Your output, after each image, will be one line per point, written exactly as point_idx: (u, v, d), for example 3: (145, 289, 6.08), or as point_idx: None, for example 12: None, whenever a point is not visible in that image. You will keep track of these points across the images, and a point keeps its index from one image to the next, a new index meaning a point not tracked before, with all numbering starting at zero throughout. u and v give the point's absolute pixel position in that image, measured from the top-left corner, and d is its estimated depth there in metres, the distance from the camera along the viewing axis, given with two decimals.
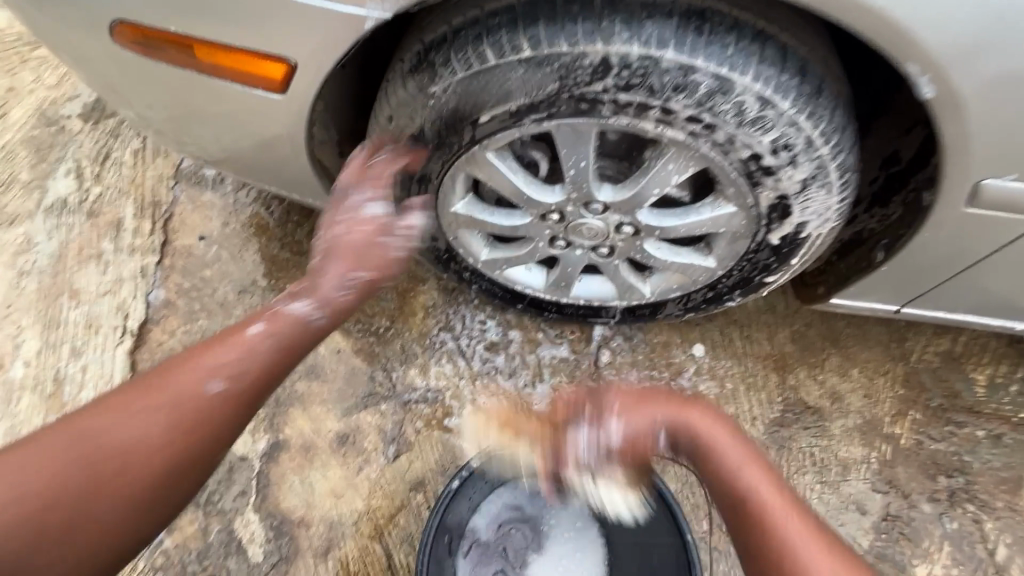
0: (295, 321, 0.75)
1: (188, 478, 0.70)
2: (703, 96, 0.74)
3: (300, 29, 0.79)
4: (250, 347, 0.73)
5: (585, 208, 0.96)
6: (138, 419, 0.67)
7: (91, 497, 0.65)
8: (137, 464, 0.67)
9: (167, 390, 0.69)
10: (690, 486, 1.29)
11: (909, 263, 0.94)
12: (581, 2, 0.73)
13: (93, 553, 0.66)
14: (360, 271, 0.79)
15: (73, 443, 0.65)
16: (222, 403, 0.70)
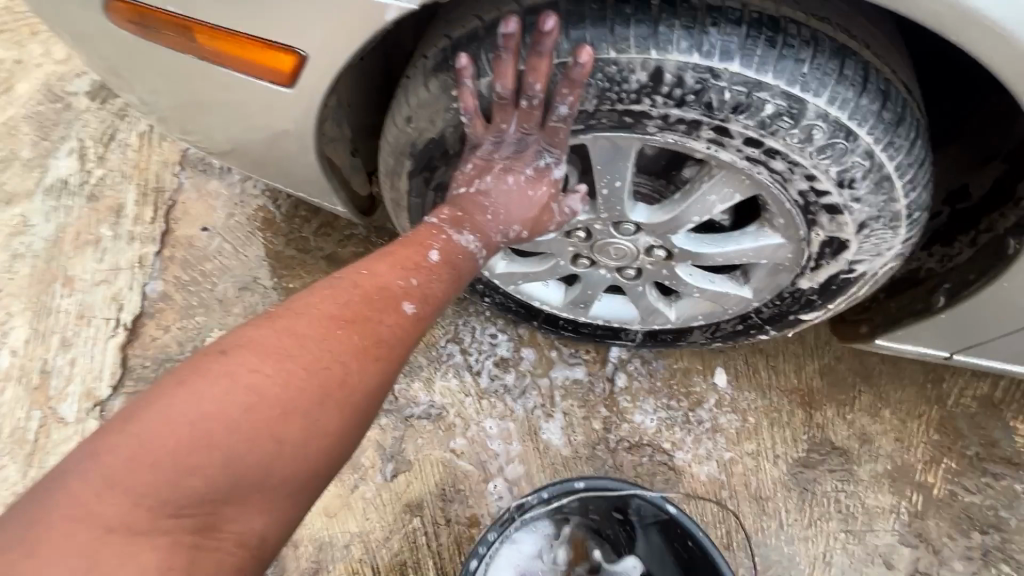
0: (462, 254, 0.73)
1: (380, 403, 0.64)
2: (767, 118, 0.65)
3: (307, 18, 0.70)
4: (433, 265, 0.70)
5: (615, 227, 0.88)
6: (335, 333, 0.61)
7: (288, 416, 0.56)
8: (340, 382, 0.59)
9: (362, 303, 0.64)
10: (703, 528, 1.22)
11: (972, 313, 0.84)
12: (636, 2, 0.64)
13: (293, 492, 0.57)
14: (516, 227, 0.77)
15: (267, 358, 0.57)
16: (418, 317, 0.66)
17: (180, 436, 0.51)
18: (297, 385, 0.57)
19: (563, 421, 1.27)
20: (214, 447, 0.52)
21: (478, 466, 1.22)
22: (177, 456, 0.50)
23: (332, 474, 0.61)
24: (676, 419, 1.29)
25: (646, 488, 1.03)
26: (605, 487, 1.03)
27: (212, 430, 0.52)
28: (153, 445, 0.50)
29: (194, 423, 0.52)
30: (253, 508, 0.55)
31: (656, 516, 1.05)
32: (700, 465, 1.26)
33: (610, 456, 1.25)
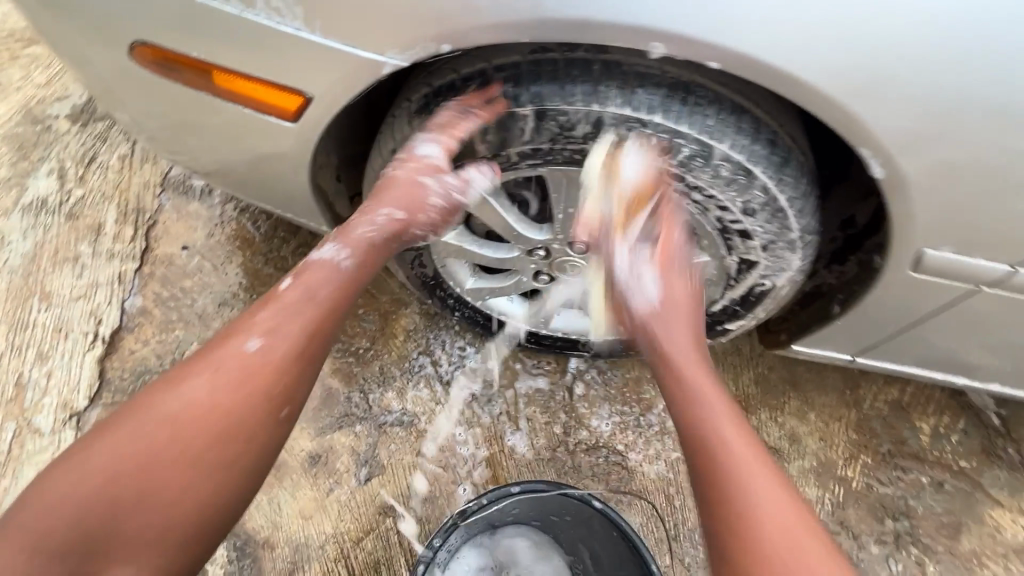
0: (329, 279, 0.88)
1: (246, 444, 0.78)
2: (681, 158, 0.83)
3: (313, 66, 0.81)
4: (290, 309, 0.84)
5: (570, 246, 1.03)
6: (187, 391, 0.77)
7: (154, 459, 0.73)
8: (197, 429, 0.75)
9: (215, 366, 0.79)
10: (654, 521, 1.34)
11: (861, 317, 1.03)
12: (580, 65, 0.79)
13: (173, 526, 0.72)
14: (392, 212, 0.93)
15: (146, 416, 0.76)
16: (272, 362, 0.80)
17: (77, 485, 0.70)
18: (160, 434, 0.74)
19: (527, 426, 1.37)
20: (103, 488, 0.71)
21: (448, 469, 1.30)
22: (77, 497, 0.70)
23: (216, 502, 0.75)
24: (630, 423, 1.41)
25: (575, 487, 1.07)
26: (537, 490, 1.07)
27: (98, 476, 0.71)
28: (59, 492, 0.70)
29: (87, 474, 0.71)
30: (134, 545, 0.71)
31: (585, 513, 1.10)
32: (651, 464, 1.37)
33: (570, 458, 1.36)
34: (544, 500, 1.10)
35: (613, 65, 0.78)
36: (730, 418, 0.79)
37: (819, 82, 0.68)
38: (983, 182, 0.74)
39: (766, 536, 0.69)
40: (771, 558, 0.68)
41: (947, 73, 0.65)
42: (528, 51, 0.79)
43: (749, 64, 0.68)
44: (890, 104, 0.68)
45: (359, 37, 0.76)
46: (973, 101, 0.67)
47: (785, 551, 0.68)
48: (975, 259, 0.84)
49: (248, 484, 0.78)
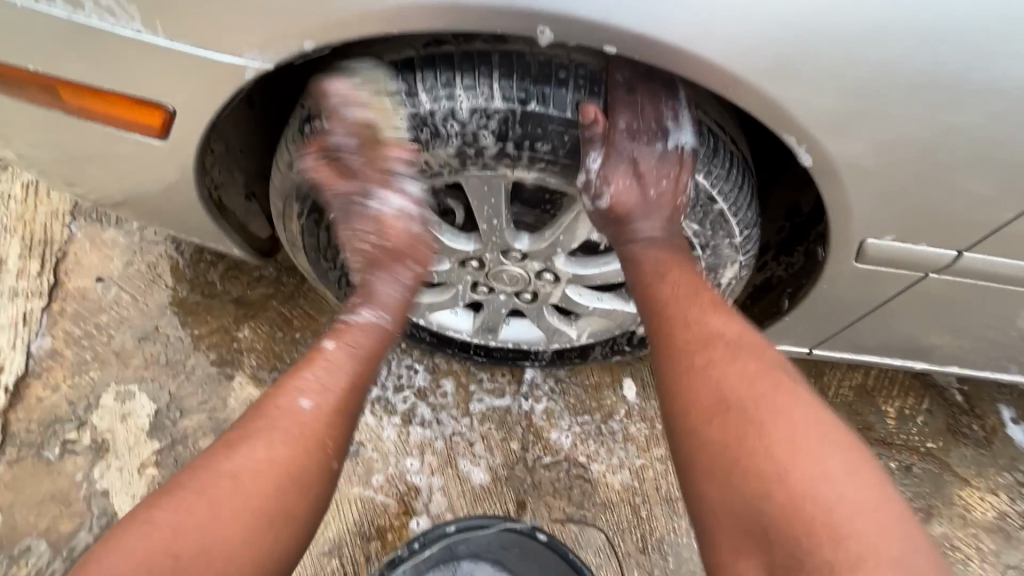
0: (368, 332, 0.84)
1: (288, 496, 0.72)
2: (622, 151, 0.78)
3: (170, 73, 0.72)
4: (342, 360, 0.81)
5: (504, 255, 0.96)
6: (255, 452, 0.72)
7: (233, 530, 0.68)
8: (263, 491, 0.71)
9: (281, 422, 0.75)
10: (622, 534, 1.26)
11: (810, 309, 0.98)
12: (478, 58, 0.73)
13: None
14: (402, 266, 0.88)
15: (203, 481, 0.70)
16: (322, 423, 0.76)
17: (146, 556, 0.65)
18: (231, 500, 0.69)
19: (482, 444, 1.30)
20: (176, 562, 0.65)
21: (399, 500, 1.22)
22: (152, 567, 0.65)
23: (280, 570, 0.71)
24: (590, 432, 1.34)
25: (512, 521, 1.06)
26: (474, 529, 1.06)
27: (170, 552, 0.66)
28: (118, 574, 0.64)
29: (161, 546, 0.66)
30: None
31: (529, 547, 1.07)
32: (614, 474, 1.30)
33: (530, 475, 1.28)
34: (486, 538, 1.08)
35: (514, 57, 0.72)
36: (662, 256, 0.84)
37: (729, 64, 0.62)
38: (916, 162, 0.69)
39: (706, 352, 0.74)
40: (702, 369, 0.73)
41: (861, 44, 0.60)
42: (421, 45, 0.74)
43: (647, 46, 0.62)
44: (808, 85, 0.63)
45: (209, 37, 0.67)
46: (896, 74, 0.62)
47: (726, 365, 0.73)
48: (916, 246, 0.80)
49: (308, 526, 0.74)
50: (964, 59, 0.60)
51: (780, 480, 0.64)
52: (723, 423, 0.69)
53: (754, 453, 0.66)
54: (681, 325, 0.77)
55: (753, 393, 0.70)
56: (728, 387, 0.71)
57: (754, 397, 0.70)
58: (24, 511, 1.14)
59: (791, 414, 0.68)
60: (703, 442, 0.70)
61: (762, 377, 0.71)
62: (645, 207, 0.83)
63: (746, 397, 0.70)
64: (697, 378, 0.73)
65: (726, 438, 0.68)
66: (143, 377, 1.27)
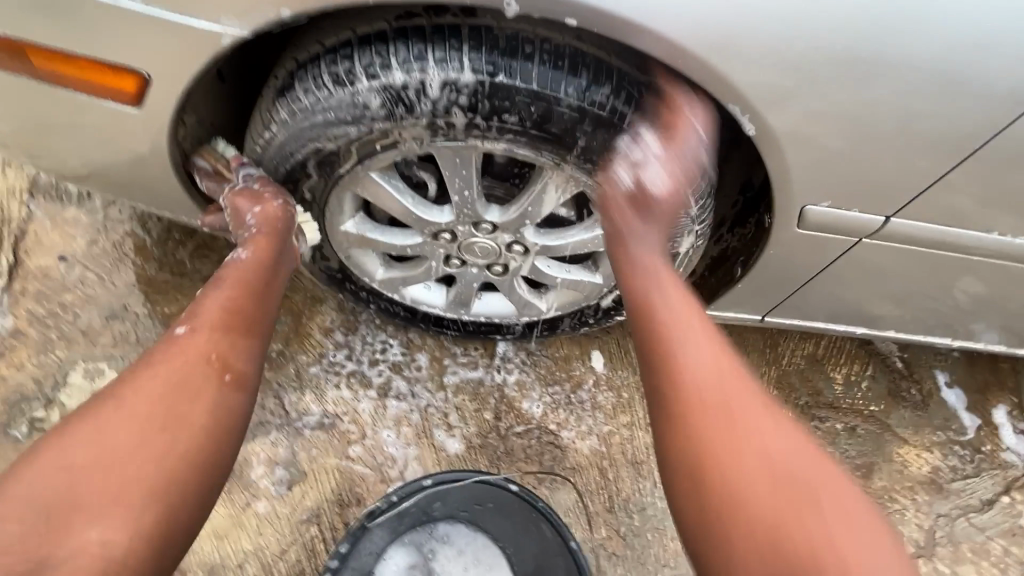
0: (244, 263, 0.84)
1: (184, 400, 0.69)
2: (594, 127, 0.81)
3: (147, 39, 0.73)
4: (225, 287, 0.80)
5: (475, 227, 1.00)
6: (136, 373, 0.71)
7: (120, 442, 0.65)
8: (149, 401, 0.68)
9: (162, 346, 0.74)
10: (590, 495, 1.33)
11: (761, 276, 1.06)
12: (449, 31, 0.76)
13: (134, 499, 0.63)
14: (253, 212, 0.88)
15: (90, 410, 0.67)
16: (204, 332, 0.75)
17: (23, 485, 0.61)
18: (111, 414, 0.67)
19: (456, 414, 1.34)
20: (57, 483, 0.62)
21: (375, 469, 1.26)
22: (27, 491, 0.61)
23: (179, 476, 0.66)
24: (560, 401, 1.40)
25: (488, 474, 1.12)
26: (451, 481, 1.12)
27: (48, 474, 0.62)
28: (1, 512, 0.59)
29: (41, 472, 0.62)
30: (102, 513, 0.61)
31: (503, 499, 1.14)
32: (583, 440, 1.37)
33: (502, 442, 1.34)
34: (462, 493, 1.13)
35: (483, 31, 0.76)
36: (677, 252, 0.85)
37: (680, 38, 0.68)
38: (848, 135, 0.76)
39: (761, 415, 0.73)
40: (756, 429, 0.71)
41: (797, 22, 0.66)
42: (393, 18, 0.77)
43: (605, 19, 0.67)
44: (751, 58, 0.69)
45: (188, 4, 0.69)
46: (828, 50, 0.68)
47: (781, 440, 0.71)
48: (853, 212, 0.88)
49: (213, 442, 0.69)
50: (886, 38, 0.67)
51: (813, 544, 0.64)
52: (775, 487, 0.68)
53: (798, 523, 0.65)
54: (730, 376, 0.75)
55: (804, 470, 0.69)
56: (781, 457, 0.70)
57: (808, 473, 0.69)
58: None
59: (842, 499, 0.68)
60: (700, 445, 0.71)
61: (815, 460, 0.71)
62: (633, 236, 0.84)
63: (800, 472, 0.69)
64: (750, 436, 0.71)
65: (773, 501, 0.67)
66: (112, 355, 1.26)
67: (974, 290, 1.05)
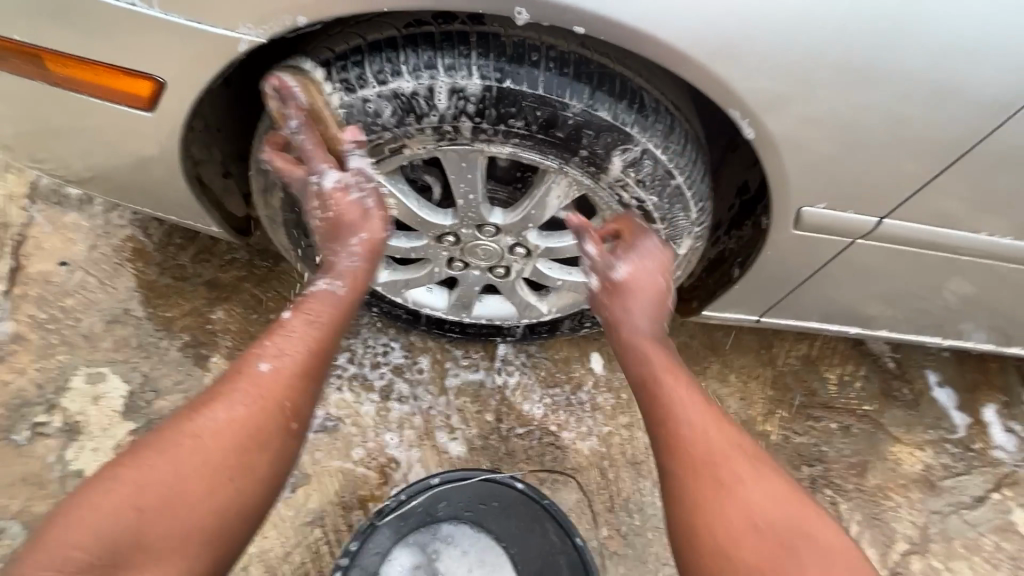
0: (325, 304, 0.85)
1: (255, 456, 0.76)
2: (597, 132, 0.83)
3: (163, 44, 0.75)
4: (302, 324, 0.83)
5: (478, 230, 1.02)
6: (217, 411, 0.76)
7: (191, 488, 0.72)
8: (222, 450, 0.74)
9: (244, 387, 0.77)
10: (591, 495, 1.34)
11: (758, 276, 1.08)
12: (457, 38, 0.79)
13: (192, 542, 0.71)
14: (359, 237, 0.87)
15: (167, 441, 0.74)
16: (279, 384, 0.79)
17: (103, 507, 0.68)
18: (191, 455, 0.73)
19: (458, 416, 1.35)
20: (134, 516, 0.69)
21: (378, 471, 1.26)
22: (108, 515, 0.68)
23: (233, 526, 0.74)
24: (560, 403, 1.41)
25: (492, 473, 1.13)
26: (457, 481, 1.13)
27: (127, 504, 0.69)
28: (81, 537, 0.66)
29: (120, 500, 0.69)
30: (162, 555, 0.69)
31: (508, 497, 1.16)
32: (583, 441, 1.39)
33: (504, 444, 1.35)
34: (467, 491, 1.15)
35: (490, 37, 0.79)
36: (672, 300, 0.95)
37: (682, 45, 0.70)
38: (842, 138, 0.79)
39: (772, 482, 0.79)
40: (769, 494, 0.77)
41: (793, 31, 0.69)
42: (403, 25, 0.79)
43: (610, 26, 0.70)
44: (750, 65, 0.72)
45: (206, 12, 0.71)
46: (822, 57, 0.71)
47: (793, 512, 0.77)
48: (847, 213, 0.90)
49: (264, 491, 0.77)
50: (878, 46, 0.70)
51: None
52: (773, 550, 0.74)
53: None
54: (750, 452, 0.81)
55: (809, 541, 0.74)
56: (790, 522, 0.76)
57: (811, 542, 0.74)
58: None
59: (840, 572, 0.73)
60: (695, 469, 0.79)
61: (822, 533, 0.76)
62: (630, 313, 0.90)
63: (804, 539, 0.75)
64: (764, 500, 0.77)
65: (772, 561, 0.73)
66: (114, 360, 1.26)
67: (963, 290, 1.08)
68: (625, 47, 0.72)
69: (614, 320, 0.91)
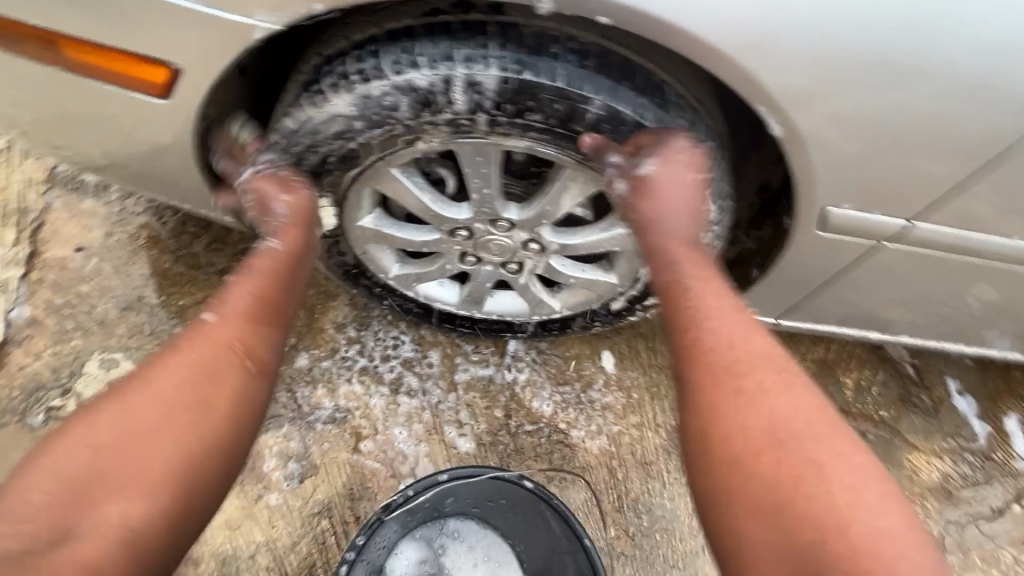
0: (271, 260, 0.89)
1: (211, 387, 0.74)
2: (617, 128, 0.81)
3: (179, 31, 0.74)
4: (254, 275, 0.86)
5: (492, 225, 1.00)
6: (166, 356, 0.76)
7: (147, 422, 0.69)
8: (171, 384, 0.72)
9: (194, 331, 0.78)
10: (599, 495, 1.33)
11: (779, 277, 1.05)
12: (476, 28, 0.77)
13: (148, 476, 0.67)
14: (284, 204, 0.91)
15: (119, 392, 0.72)
16: (234, 323, 0.80)
17: (56, 460, 0.66)
18: (140, 395, 0.71)
19: (467, 411, 1.34)
20: (84, 463, 0.66)
21: (386, 464, 1.26)
22: (64, 466, 0.65)
23: (190, 463, 0.70)
24: (570, 400, 1.40)
25: (501, 470, 1.12)
26: (465, 476, 1.12)
27: (80, 450, 0.67)
28: (40, 482, 0.64)
29: (70, 449, 0.67)
30: (123, 490, 0.66)
31: (517, 495, 1.14)
32: (592, 439, 1.37)
33: (513, 440, 1.34)
34: (476, 488, 1.13)
35: (510, 28, 0.77)
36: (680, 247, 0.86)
37: (711, 37, 0.68)
38: (874, 138, 0.76)
39: (761, 381, 0.71)
40: (759, 392, 0.70)
41: (829, 25, 0.66)
42: (420, 14, 0.77)
43: (634, 16, 0.67)
44: (780, 58, 0.69)
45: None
46: (856, 51, 0.68)
47: (794, 412, 0.69)
48: (874, 216, 0.87)
49: (234, 424, 0.74)
50: (917, 40, 0.67)
51: (818, 500, 0.63)
52: (777, 458, 0.66)
53: (805, 481, 0.64)
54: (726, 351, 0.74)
55: (818, 441, 0.67)
56: (787, 420, 0.68)
57: (815, 437, 0.67)
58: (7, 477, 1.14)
59: (855, 470, 0.65)
60: (709, 382, 0.73)
61: (827, 425, 0.68)
62: (662, 214, 0.87)
63: (815, 443, 0.67)
64: (754, 405, 0.70)
65: (777, 470, 0.66)
66: (127, 346, 1.27)
67: (991, 297, 1.04)
68: (649, 38, 0.70)
69: (648, 222, 0.87)
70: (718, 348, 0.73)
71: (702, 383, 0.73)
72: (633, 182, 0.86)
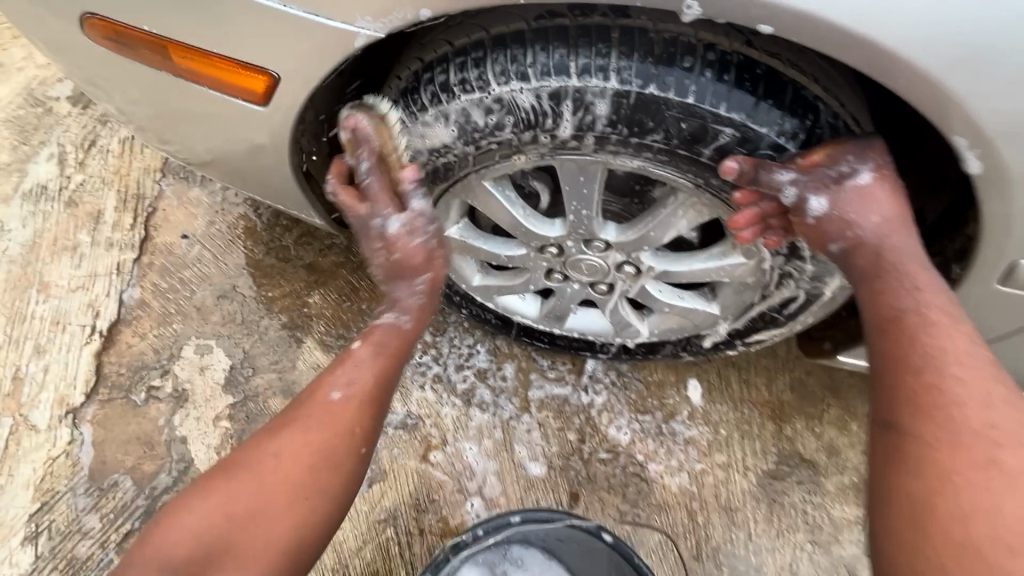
0: (392, 335, 0.85)
1: (329, 476, 0.76)
2: (744, 150, 0.73)
3: (284, 39, 0.72)
4: (373, 359, 0.83)
5: (585, 245, 0.92)
6: (286, 437, 0.77)
7: (275, 500, 0.73)
8: (294, 468, 0.75)
9: (312, 414, 0.78)
10: (675, 538, 1.22)
11: None
12: (596, 33, 0.70)
13: (271, 554, 0.72)
14: (424, 280, 0.86)
15: (247, 457, 0.76)
16: (353, 412, 0.79)
17: (205, 506, 0.73)
18: (269, 482, 0.74)
19: (539, 431, 1.28)
20: (224, 518, 0.72)
21: (453, 477, 1.23)
22: (208, 511, 0.73)
23: (309, 543, 0.75)
24: (650, 431, 1.29)
25: (581, 518, 1.04)
26: (539, 521, 1.05)
27: (225, 506, 0.73)
28: (183, 531, 0.72)
29: (214, 505, 0.73)
30: (245, 562, 0.71)
31: (592, 543, 1.06)
32: (672, 476, 1.26)
33: (585, 468, 1.26)
34: (549, 531, 1.07)
35: (635, 33, 0.69)
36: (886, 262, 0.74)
37: (905, 53, 0.58)
38: None
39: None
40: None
41: None
42: (533, 18, 0.70)
43: (814, 25, 0.58)
44: (994, 80, 0.58)
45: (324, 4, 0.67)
46: None
47: None
48: None
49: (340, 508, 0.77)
50: None
51: None
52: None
53: None
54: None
55: None
56: None
57: None
58: (111, 449, 1.22)
59: None
60: (927, 432, 0.63)
61: None
62: (884, 232, 0.75)
63: None
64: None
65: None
66: (219, 334, 1.32)
67: None
68: (810, 47, 0.61)
69: (865, 242, 0.75)
70: (927, 387, 0.64)
71: (924, 442, 0.62)
72: (827, 192, 0.74)
